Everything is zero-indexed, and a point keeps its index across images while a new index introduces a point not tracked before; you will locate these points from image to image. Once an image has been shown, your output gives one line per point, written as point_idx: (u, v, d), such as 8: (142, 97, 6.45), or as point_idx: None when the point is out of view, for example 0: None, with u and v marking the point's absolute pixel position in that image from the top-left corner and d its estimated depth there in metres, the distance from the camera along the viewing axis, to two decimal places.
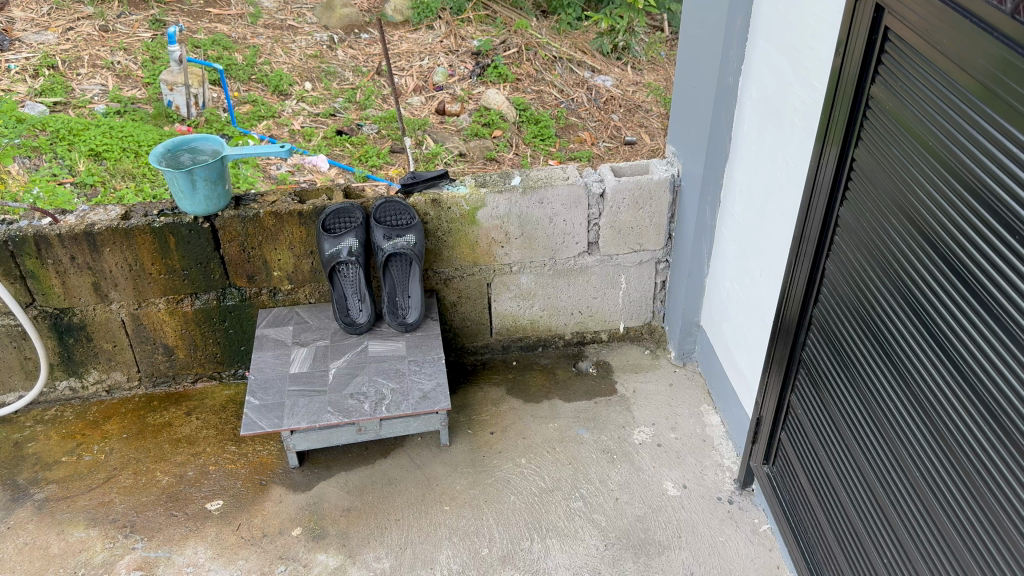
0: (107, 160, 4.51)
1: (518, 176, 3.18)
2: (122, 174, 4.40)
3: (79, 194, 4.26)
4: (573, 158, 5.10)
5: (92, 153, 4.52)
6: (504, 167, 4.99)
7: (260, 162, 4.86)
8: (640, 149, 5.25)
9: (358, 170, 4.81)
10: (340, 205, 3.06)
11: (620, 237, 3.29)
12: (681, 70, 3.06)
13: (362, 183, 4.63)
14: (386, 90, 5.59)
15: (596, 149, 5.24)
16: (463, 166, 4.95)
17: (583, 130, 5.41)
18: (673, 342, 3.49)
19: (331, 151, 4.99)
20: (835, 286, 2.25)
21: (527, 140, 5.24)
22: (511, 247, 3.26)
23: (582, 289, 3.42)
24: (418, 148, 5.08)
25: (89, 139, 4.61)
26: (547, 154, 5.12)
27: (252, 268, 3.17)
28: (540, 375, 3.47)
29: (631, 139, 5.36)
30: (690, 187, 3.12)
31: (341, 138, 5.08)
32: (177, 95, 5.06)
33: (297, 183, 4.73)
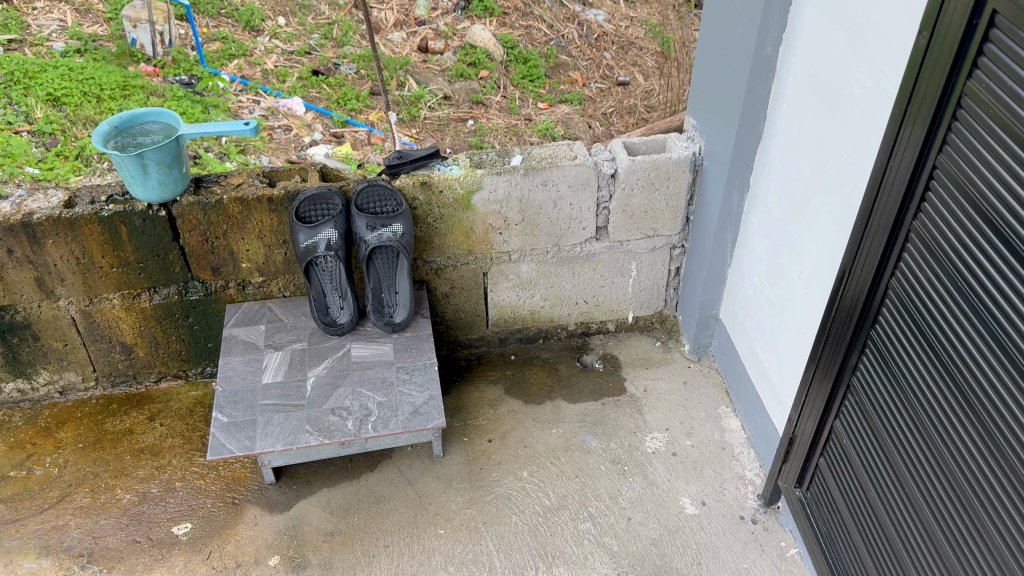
0: (65, 106, 4.30)
1: (519, 154, 2.82)
2: (82, 121, 4.20)
3: (36, 143, 4.02)
4: (565, 100, 5.20)
5: (50, 99, 4.29)
6: (491, 111, 5.08)
7: (232, 104, 4.69)
8: (631, 90, 5.37)
9: (336, 113, 4.77)
10: (316, 190, 2.68)
11: (632, 221, 2.95)
12: (707, 34, 2.69)
13: (344, 132, 4.60)
14: (361, 23, 5.44)
15: (588, 90, 5.40)
16: (447, 111, 5.02)
17: (574, 70, 5.52)
18: (688, 334, 3.18)
19: (308, 93, 4.91)
20: (902, 310, 1.92)
21: (515, 82, 5.35)
22: (511, 233, 2.92)
23: (588, 278, 3.10)
24: (401, 90, 5.11)
25: (45, 83, 4.39)
26: (537, 96, 5.27)
27: (217, 260, 2.80)
28: (541, 370, 3.16)
29: (623, 80, 5.48)
30: (715, 168, 2.76)
31: (316, 79, 5.00)
32: (141, 33, 4.83)
33: (272, 127, 4.63)
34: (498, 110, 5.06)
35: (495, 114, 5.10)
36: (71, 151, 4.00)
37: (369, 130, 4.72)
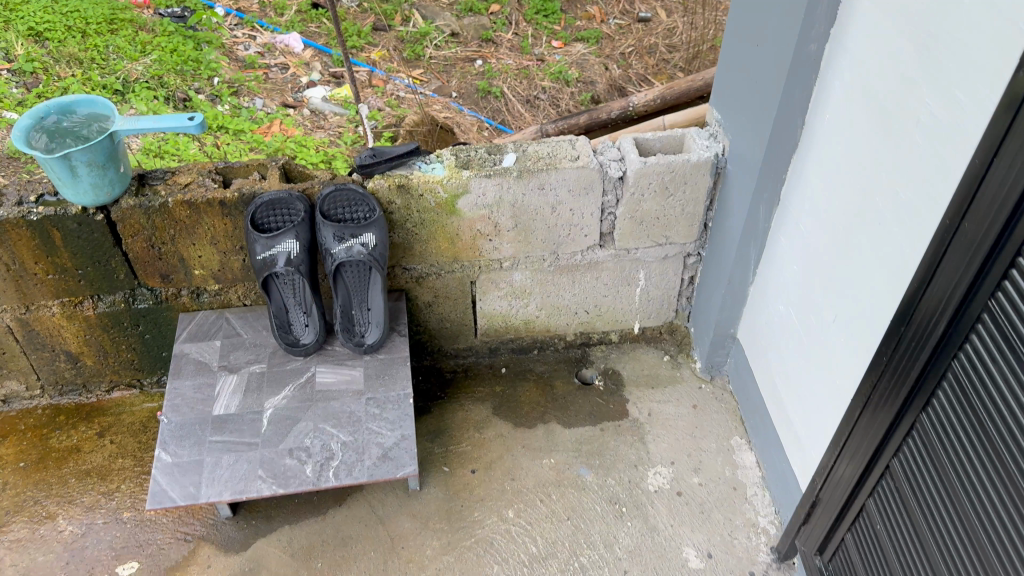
0: (47, 41, 4.89)
1: (512, 152, 2.46)
2: (63, 59, 4.75)
3: (16, 80, 4.58)
4: (581, 39, 6.23)
5: (31, 33, 4.89)
6: (500, 47, 6.10)
7: (230, 42, 5.44)
8: (651, 27, 6.44)
9: (334, 53, 5.55)
10: (276, 193, 2.32)
11: (642, 228, 2.59)
12: (737, 17, 2.27)
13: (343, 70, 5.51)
14: None
15: (605, 27, 6.41)
16: (454, 48, 6.01)
17: (593, 4, 6.58)
18: (700, 350, 2.84)
19: (309, 29, 5.81)
20: (962, 404, 1.55)
21: (527, 17, 6.36)
22: (502, 239, 2.57)
23: (590, 286, 2.76)
24: (406, 24, 6.08)
25: (27, 18, 4.99)
26: (553, 34, 6.24)
27: (167, 267, 2.47)
28: (534, 388, 2.83)
29: (644, 15, 6.59)
30: (740, 174, 2.37)
31: (316, 14, 5.87)
32: None
33: (271, 65, 5.43)
34: (509, 49, 6.04)
35: (504, 53, 6.05)
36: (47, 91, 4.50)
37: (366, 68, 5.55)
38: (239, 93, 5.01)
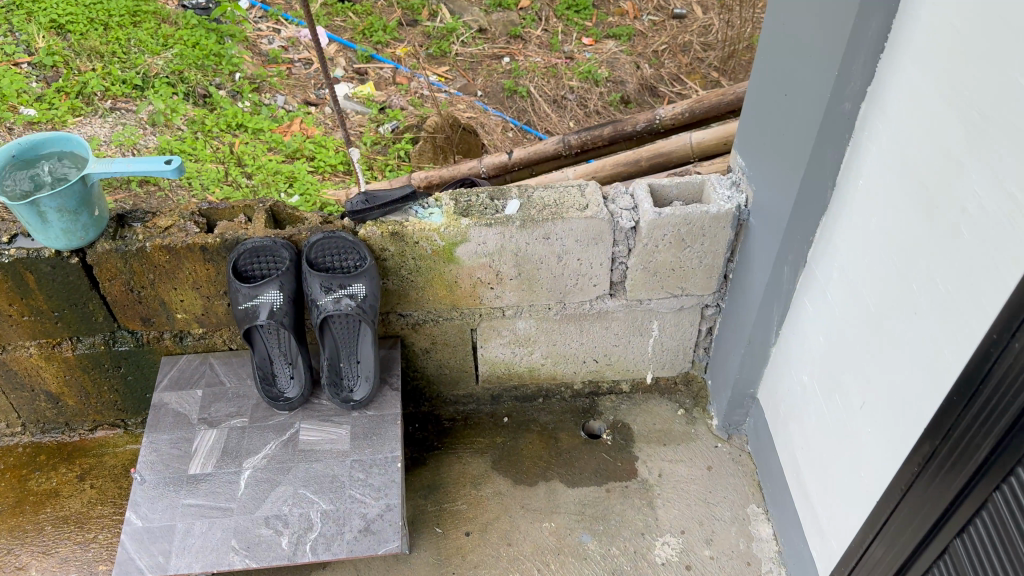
0: (70, 34, 5.25)
1: (516, 198, 2.28)
2: (87, 53, 5.11)
3: (38, 74, 4.91)
4: (613, 35, 6.73)
5: (54, 27, 5.24)
6: (527, 42, 6.69)
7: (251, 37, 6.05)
8: (677, 27, 6.96)
9: (359, 48, 6.21)
10: (261, 240, 2.17)
11: (656, 279, 2.40)
12: (763, 61, 2.08)
13: (367, 65, 6.12)
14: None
15: (635, 25, 6.92)
16: (481, 43, 6.63)
17: (626, 3, 7.10)
18: (717, 406, 2.65)
19: (333, 23, 6.45)
20: (998, 544, 1.35)
21: (556, 13, 6.93)
22: (504, 288, 2.40)
23: (599, 336, 2.57)
24: (434, 20, 6.73)
25: (50, 13, 5.34)
26: (583, 31, 6.80)
27: (148, 310, 2.33)
28: (537, 441, 2.66)
29: (674, 14, 7.09)
30: (764, 230, 2.18)
31: (342, 10, 6.55)
32: None
33: (289, 59, 6.01)
34: (539, 46, 6.62)
35: (534, 48, 6.64)
36: (71, 85, 4.86)
37: (391, 66, 6.19)
38: (260, 88, 5.57)
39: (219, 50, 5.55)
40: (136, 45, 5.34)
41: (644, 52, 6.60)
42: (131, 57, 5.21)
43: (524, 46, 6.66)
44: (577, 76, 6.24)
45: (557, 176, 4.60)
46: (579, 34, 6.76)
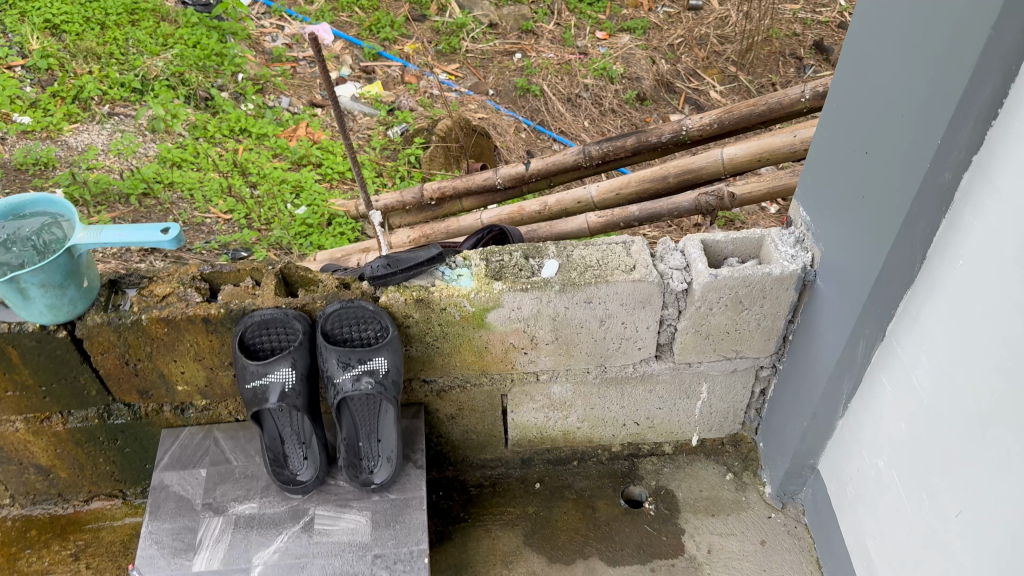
0: (65, 34, 4.98)
1: (554, 258, 2.04)
2: (83, 55, 4.86)
3: (32, 78, 4.67)
4: (627, 29, 6.44)
5: (49, 28, 4.98)
6: (540, 37, 6.40)
7: (254, 33, 5.78)
8: (693, 19, 6.66)
9: (366, 46, 5.94)
10: (271, 311, 1.93)
11: (708, 343, 2.16)
12: (836, 110, 1.84)
13: (374, 64, 5.86)
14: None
15: (650, 18, 6.62)
16: (492, 39, 6.35)
17: None
18: (771, 472, 2.42)
19: (339, 18, 6.17)
20: None
21: (570, 7, 6.63)
22: (539, 352, 2.16)
23: (642, 400, 2.34)
24: (442, 15, 6.44)
25: (44, 12, 5.07)
26: (597, 24, 6.50)
27: (146, 382, 2.11)
28: (572, 511, 2.43)
29: (690, 6, 6.79)
30: (836, 296, 1.94)
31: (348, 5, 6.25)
32: None
33: (295, 58, 5.72)
34: (551, 42, 6.33)
35: (546, 44, 6.35)
36: (67, 91, 4.62)
37: (399, 64, 5.92)
38: (264, 90, 5.31)
39: (222, 50, 5.28)
40: (134, 46, 5.08)
41: (660, 47, 6.32)
42: (129, 58, 4.96)
43: (537, 41, 6.36)
44: (592, 73, 5.98)
45: (577, 192, 4.25)
46: (592, 27, 6.47)
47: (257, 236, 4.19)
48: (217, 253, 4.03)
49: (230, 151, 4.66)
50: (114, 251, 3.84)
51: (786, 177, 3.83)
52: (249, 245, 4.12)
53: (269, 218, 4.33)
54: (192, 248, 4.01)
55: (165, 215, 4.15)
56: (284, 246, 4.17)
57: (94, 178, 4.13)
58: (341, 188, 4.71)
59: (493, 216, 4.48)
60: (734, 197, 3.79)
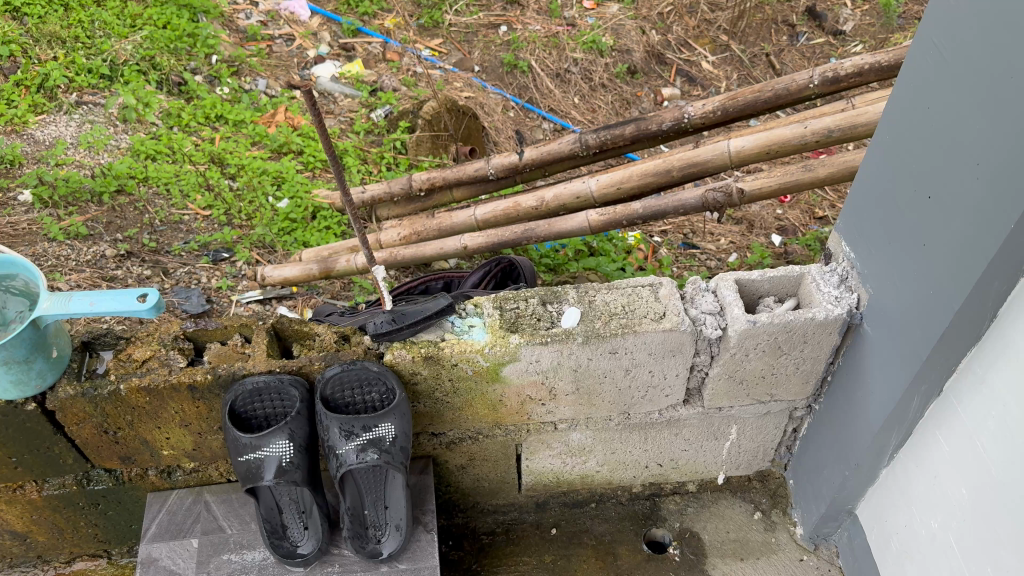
0: (27, 17, 4.61)
1: (575, 305, 1.85)
2: (48, 39, 4.52)
3: None
4: None
5: (11, 10, 4.61)
6: (527, 7, 6.09)
7: (227, 9, 5.44)
8: None
9: (346, 21, 5.63)
10: (266, 377, 1.74)
11: (741, 388, 2.00)
12: (892, 145, 1.66)
13: (354, 41, 5.55)
14: None
15: None
16: (477, 10, 6.03)
17: None
18: (804, 513, 2.27)
19: None
20: None
21: None
22: (558, 403, 1.98)
23: (667, 443, 2.18)
24: None
25: None
26: None
27: (128, 449, 1.92)
28: (592, 558, 2.28)
29: None
30: (887, 345, 1.78)
31: None
32: None
33: (271, 37, 5.41)
34: (538, 13, 5.95)
35: (531, 18, 5.96)
36: (31, 80, 4.32)
37: (380, 40, 5.62)
38: (240, 71, 5.00)
39: (194, 31, 4.95)
40: (101, 27, 4.77)
41: (650, 16, 6.02)
42: (96, 41, 4.65)
43: (522, 12, 6.03)
44: (581, 46, 5.64)
45: (576, 186, 3.91)
46: None
47: (238, 234, 4.00)
48: (196, 254, 3.85)
49: (207, 141, 4.41)
50: (88, 259, 3.61)
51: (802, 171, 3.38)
52: (231, 245, 3.94)
53: (249, 213, 4.13)
54: (171, 251, 3.82)
55: (140, 215, 3.90)
56: (267, 245, 3.99)
57: (63, 175, 3.88)
58: (325, 177, 4.49)
59: (487, 212, 4.16)
60: (744, 193, 3.40)
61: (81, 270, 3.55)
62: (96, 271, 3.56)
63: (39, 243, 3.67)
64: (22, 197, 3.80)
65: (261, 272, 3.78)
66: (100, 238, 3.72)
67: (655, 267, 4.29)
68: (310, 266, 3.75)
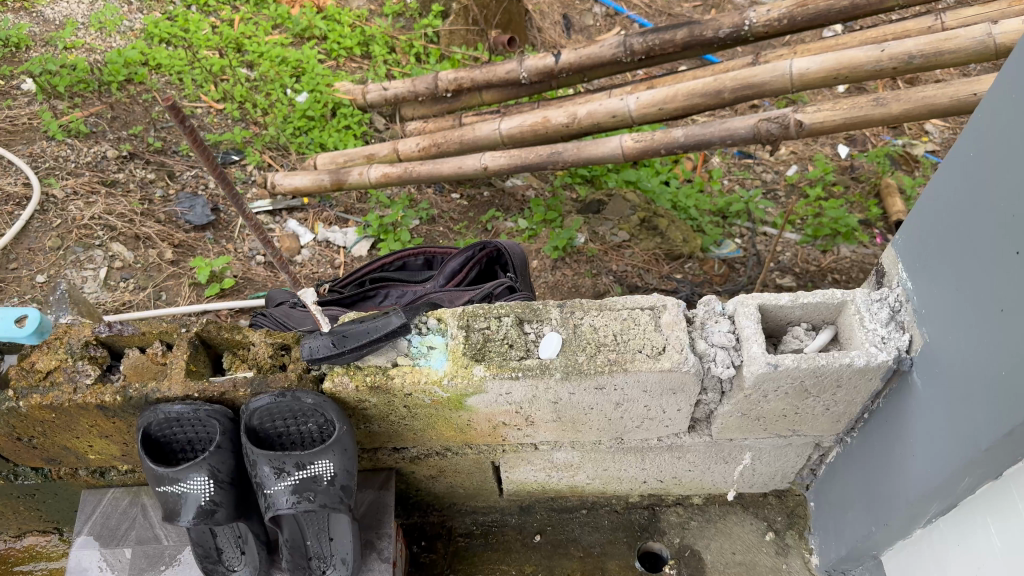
0: None
1: (557, 331, 1.53)
2: None
3: None
4: None
5: None
6: None
7: None
8: None
9: None
10: (183, 407, 1.47)
11: (757, 423, 1.68)
12: (979, 170, 1.28)
13: None
14: None
15: None
16: None
17: None
18: (822, 543, 1.98)
19: None
20: None
21: None
22: (537, 428, 1.69)
23: (669, 464, 1.89)
24: None
25: None
26: None
27: (49, 453, 1.71)
28: (577, 573, 2.04)
29: None
30: (937, 407, 1.43)
31: None
32: None
33: None
34: None
35: None
36: None
37: None
38: None
39: None
40: None
41: None
42: None
43: None
44: None
45: (612, 101, 2.99)
46: None
47: (250, 134, 3.73)
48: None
49: (225, 22, 4.18)
50: (88, 161, 3.37)
51: (872, 105, 2.63)
52: (241, 147, 3.68)
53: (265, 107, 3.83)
54: (177, 150, 3.55)
55: (147, 108, 3.65)
56: (281, 146, 3.70)
57: (70, 62, 3.68)
58: (349, 67, 4.10)
59: (514, 126, 3.26)
60: (804, 125, 2.71)
61: (80, 173, 3.32)
62: (96, 175, 3.32)
63: (35, 139, 3.44)
64: (25, 86, 3.62)
65: (272, 179, 3.45)
66: (103, 136, 3.48)
67: (703, 183, 3.68)
68: (322, 176, 3.41)
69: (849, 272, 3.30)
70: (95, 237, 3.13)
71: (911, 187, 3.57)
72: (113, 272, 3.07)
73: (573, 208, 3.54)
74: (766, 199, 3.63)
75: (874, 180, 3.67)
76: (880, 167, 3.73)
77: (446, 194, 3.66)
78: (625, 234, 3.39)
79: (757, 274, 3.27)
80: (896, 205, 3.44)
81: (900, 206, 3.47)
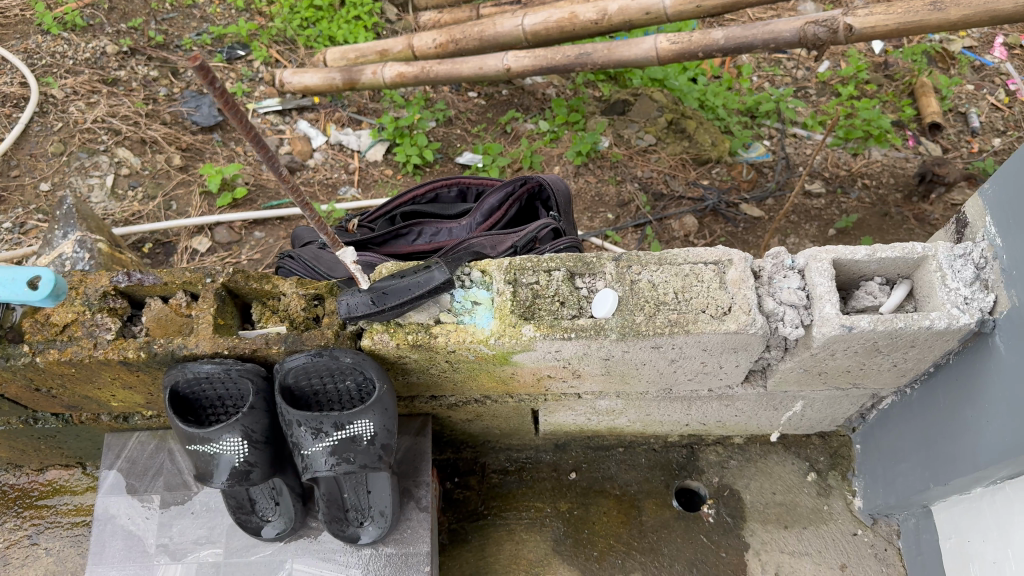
0: None
1: (613, 290, 1.40)
2: None
3: None
4: None
5: None
6: None
7: None
8: None
9: None
10: (211, 368, 1.37)
11: (817, 378, 1.58)
12: None
13: None
14: None
15: None
16: None
17: None
18: (866, 487, 1.93)
19: None
20: None
21: None
22: (584, 380, 1.59)
23: (716, 410, 1.81)
24: None
25: None
26: None
27: (69, 401, 1.63)
28: (613, 512, 2.00)
29: None
30: (1019, 376, 1.33)
31: None
32: None
33: None
34: None
35: None
36: None
37: None
38: None
39: None
40: None
41: None
42: None
43: None
44: None
45: None
46: None
47: (256, 27, 3.45)
48: (210, 49, 3.36)
49: None
50: (87, 57, 3.12)
51: (929, 10, 2.24)
52: (247, 41, 3.41)
53: None
54: (181, 44, 3.33)
55: None
56: (288, 40, 3.44)
57: None
58: None
59: (539, 22, 2.87)
60: (854, 29, 2.33)
61: (79, 71, 3.08)
62: (96, 73, 3.09)
63: (29, 32, 3.17)
64: None
65: (280, 77, 3.21)
66: (101, 30, 3.21)
67: (733, 78, 3.34)
68: (333, 74, 3.13)
69: (879, 176, 3.00)
70: (99, 141, 2.95)
71: (947, 87, 3.18)
72: (120, 180, 2.90)
73: (597, 108, 3.24)
74: (798, 96, 3.29)
75: (908, 77, 3.27)
76: (915, 65, 3.30)
77: (462, 92, 3.39)
78: (652, 137, 3.11)
79: (786, 179, 3.01)
80: (931, 105, 3.10)
81: (935, 105, 3.11)
